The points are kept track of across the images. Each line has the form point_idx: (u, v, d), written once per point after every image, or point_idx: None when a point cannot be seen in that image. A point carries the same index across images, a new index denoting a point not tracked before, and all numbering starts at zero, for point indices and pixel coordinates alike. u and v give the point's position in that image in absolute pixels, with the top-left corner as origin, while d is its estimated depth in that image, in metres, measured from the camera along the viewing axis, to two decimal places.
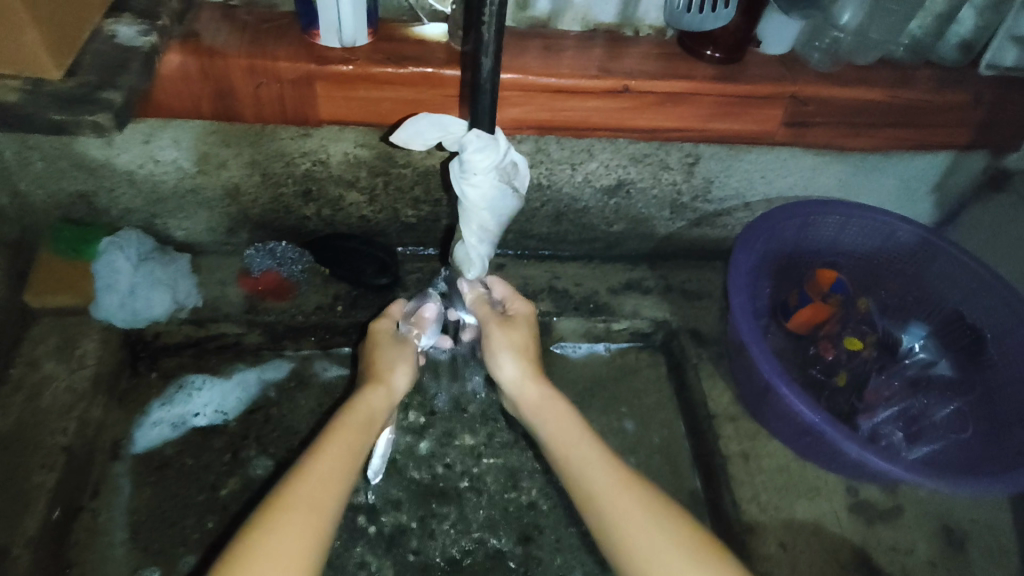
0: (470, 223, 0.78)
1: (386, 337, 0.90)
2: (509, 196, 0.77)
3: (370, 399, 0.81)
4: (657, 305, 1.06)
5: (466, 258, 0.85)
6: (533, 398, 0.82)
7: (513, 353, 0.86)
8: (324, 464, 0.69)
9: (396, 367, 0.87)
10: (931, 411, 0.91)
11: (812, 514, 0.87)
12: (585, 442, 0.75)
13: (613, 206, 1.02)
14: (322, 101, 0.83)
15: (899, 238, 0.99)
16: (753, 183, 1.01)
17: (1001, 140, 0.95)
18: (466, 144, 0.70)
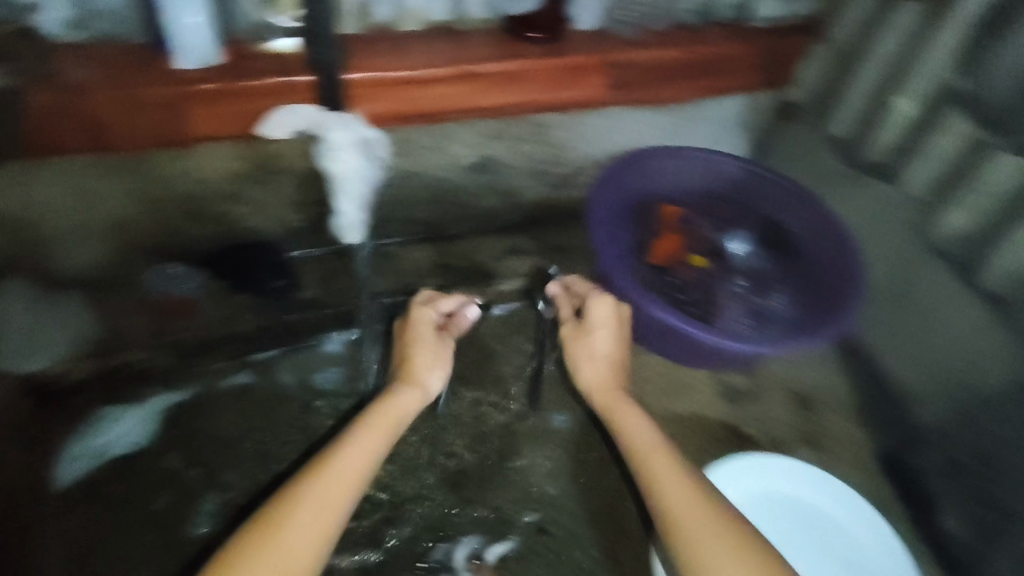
0: (344, 195, 0.98)
1: (422, 335, 0.95)
2: (375, 170, 1.00)
3: (401, 404, 0.88)
4: (537, 264, 1.20)
5: (343, 227, 1.07)
6: (608, 396, 0.91)
7: (603, 359, 0.94)
8: (348, 474, 0.78)
9: (432, 368, 0.94)
10: (758, 302, 1.10)
11: (688, 407, 1.03)
12: (629, 416, 0.89)
13: (482, 181, 1.14)
14: (192, 121, 0.91)
15: (723, 169, 1.17)
16: (597, 144, 1.16)
17: (781, 75, 1.17)
18: (330, 124, 0.90)
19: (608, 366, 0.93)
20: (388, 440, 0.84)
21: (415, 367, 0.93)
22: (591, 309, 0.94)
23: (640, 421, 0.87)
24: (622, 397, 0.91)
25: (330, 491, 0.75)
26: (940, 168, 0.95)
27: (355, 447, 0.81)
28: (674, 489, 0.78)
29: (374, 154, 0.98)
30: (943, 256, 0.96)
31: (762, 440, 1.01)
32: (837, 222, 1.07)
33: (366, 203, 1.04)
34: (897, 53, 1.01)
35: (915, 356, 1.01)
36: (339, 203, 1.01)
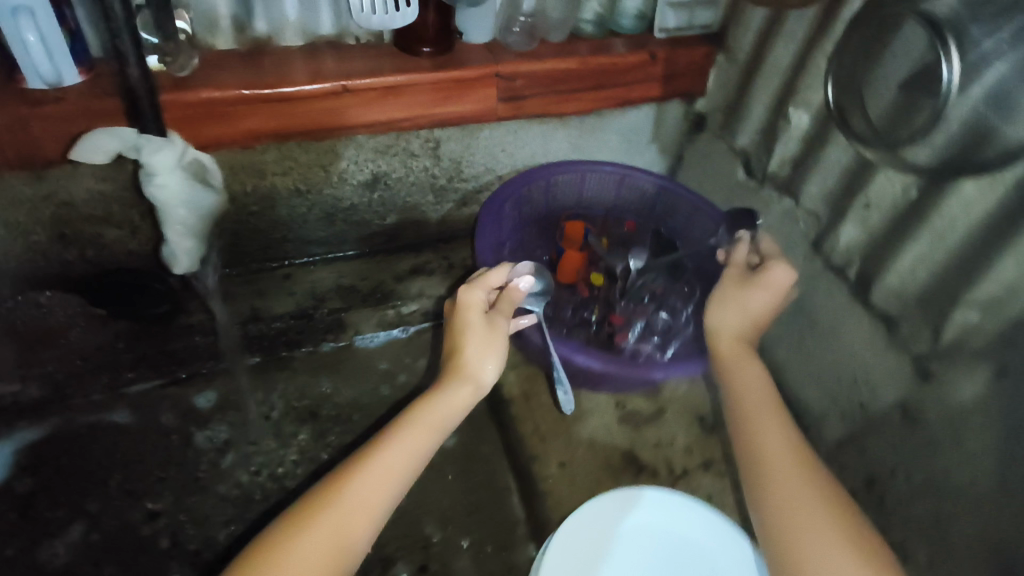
0: (170, 221, 0.95)
1: (473, 323, 0.86)
2: (208, 196, 0.95)
3: (453, 396, 0.81)
4: (442, 283, 1.16)
5: (170, 253, 1.00)
6: (733, 346, 0.85)
7: (758, 314, 0.86)
8: (392, 471, 0.73)
9: (485, 353, 0.85)
10: (654, 319, 1.06)
11: (586, 432, 0.99)
12: (746, 372, 0.83)
13: (377, 199, 1.10)
14: (49, 145, 0.85)
15: (631, 184, 1.15)
16: (497, 157, 1.13)
17: (686, 87, 1.14)
18: (142, 145, 0.86)
19: (748, 323, 0.86)
20: (438, 431, 0.79)
21: (464, 356, 0.84)
22: (767, 268, 0.87)
23: (755, 376, 0.82)
24: (749, 357, 0.84)
25: (370, 490, 0.71)
26: (833, 181, 0.92)
27: (401, 442, 0.76)
28: (775, 453, 0.74)
29: (206, 181, 0.94)
30: (838, 271, 0.93)
31: (661, 467, 0.97)
32: (722, 216, 1.05)
33: (199, 230, 0.99)
34: (791, 64, 0.98)
35: (816, 375, 0.98)
36: (166, 230, 0.96)
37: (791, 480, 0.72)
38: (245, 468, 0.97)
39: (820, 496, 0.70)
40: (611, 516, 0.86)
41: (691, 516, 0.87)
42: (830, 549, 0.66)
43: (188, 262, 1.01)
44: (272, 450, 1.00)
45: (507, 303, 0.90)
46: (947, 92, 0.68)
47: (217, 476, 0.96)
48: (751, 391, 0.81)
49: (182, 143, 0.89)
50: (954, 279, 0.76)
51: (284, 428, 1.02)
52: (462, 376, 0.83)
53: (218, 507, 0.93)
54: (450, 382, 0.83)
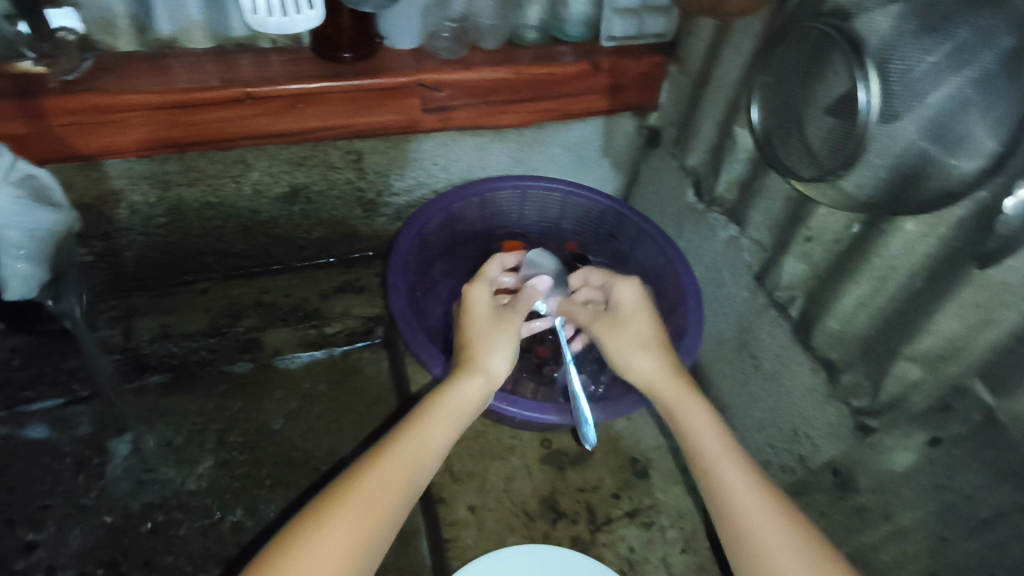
0: (2, 243, 0.81)
1: (479, 316, 0.76)
2: (52, 217, 0.84)
3: (466, 387, 0.71)
4: (369, 302, 1.08)
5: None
6: (668, 386, 0.74)
7: (646, 342, 0.77)
8: (405, 470, 0.64)
9: (491, 343, 0.74)
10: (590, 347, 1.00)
11: (503, 472, 0.91)
12: (690, 408, 0.72)
13: (298, 212, 1.04)
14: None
15: (573, 202, 1.06)
16: (428, 170, 1.06)
17: (639, 98, 1.06)
18: None
19: (649, 354, 0.76)
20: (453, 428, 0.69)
21: (477, 346, 0.73)
22: (618, 295, 0.82)
23: (695, 408, 0.72)
24: (690, 391, 0.73)
25: (381, 491, 0.61)
26: (778, 210, 0.84)
27: (415, 439, 0.66)
28: (735, 485, 0.66)
29: (47, 200, 0.84)
30: (780, 308, 0.84)
31: (581, 516, 0.87)
32: (667, 242, 0.97)
33: (42, 254, 0.86)
34: (739, 78, 0.89)
35: (758, 419, 0.89)
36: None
37: (747, 496, 0.65)
38: (136, 500, 0.91)
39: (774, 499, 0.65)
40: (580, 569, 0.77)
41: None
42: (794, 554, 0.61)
43: (26, 290, 0.86)
44: (168, 479, 0.93)
45: (523, 301, 0.80)
46: (865, 118, 0.61)
47: (106, 505, 0.90)
48: (699, 425, 0.70)
49: (7, 156, 0.79)
50: (893, 330, 0.69)
51: (185, 454, 0.95)
52: (474, 366, 0.72)
53: (102, 540, 0.87)
54: (462, 373, 0.71)
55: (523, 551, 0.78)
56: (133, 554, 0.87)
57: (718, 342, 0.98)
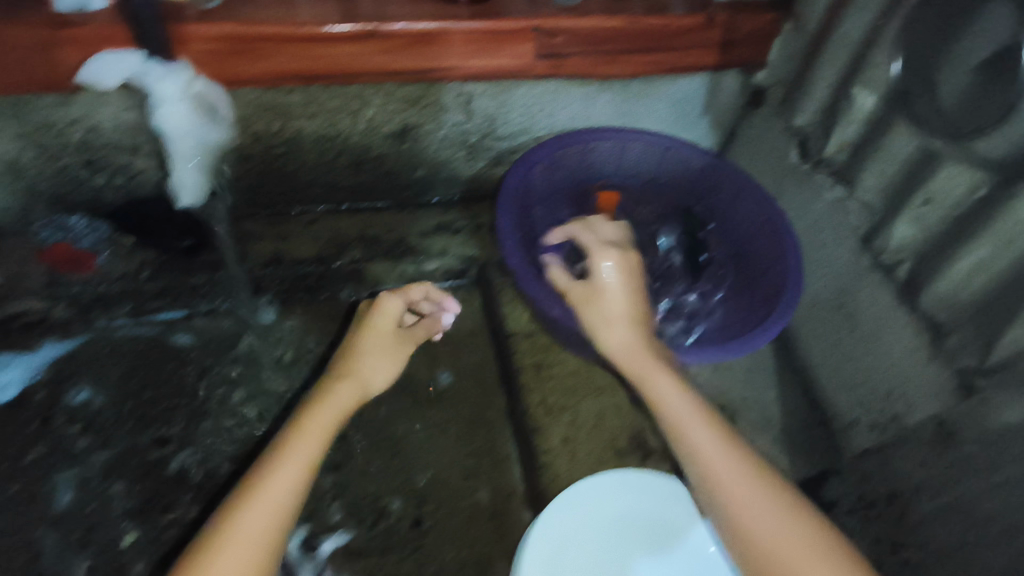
0: (176, 155, 0.93)
1: (373, 336, 0.88)
2: (214, 130, 0.94)
3: (340, 387, 0.81)
4: (465, 243, 1.13)
5: (177, 186, 0.98)
6: (643, 354, 0.76)
7: (622, 313, 0.78)
8: (300, 468, 0.71)
9: (371, 361, 0.87)
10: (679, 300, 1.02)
11: (595, 408, 0.96)
12: (658, 379, 0.74)
13: (406, 150, 1.07)
14: (58, 71, 0.83)
15: (673, 156, 1.08)
16: (534, 117, 1.09)
17: (747, 57, 1.05)
18: (150, 74, 0.84)
19: (628, 327, 0.77)
20: (336, 420, 0.78)
21: (353, 361, 0.86)
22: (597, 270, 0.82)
23: (666, 379, 0.74)
24: (657, 363, 0.75)
25: (270, 510, 0.66)
26: (892, 172, 0.84)
27: (305, 443, 0.73)
28: (720, 467, 0.68)
29: (213, 116, 0.92)
30: (885, 269, 0.86)
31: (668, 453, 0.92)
32: (769, 198, 0.97)
33: (204, 161, 0.97)
34: (862, 37, 0.89)
35: (848, 377, 0.92)
36: (173, 159, 0.94)
37: (731, 480, 0.67)
38: (253, 409, 0.98)
39: (736, 461, 0.68)
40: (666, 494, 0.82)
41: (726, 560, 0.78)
42: (798, 555, 0.62)
43: (193, 195, 0.99)
44: (281, 392, 1.00)
45: (426, 325, 0.96)
46: None
47: (226, 410, 0.98)
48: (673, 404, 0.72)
49: (190, 73, 0.86)
50: (1012, 293, 0.70)
51: (295, 371, 1.02)
52: (345, 376, 0.83)
53: (224, 439, 0.95)
54: (337, 381, 0.82)
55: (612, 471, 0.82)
56: (254, 453, 0.94)
57: (810, 302, 1.00)
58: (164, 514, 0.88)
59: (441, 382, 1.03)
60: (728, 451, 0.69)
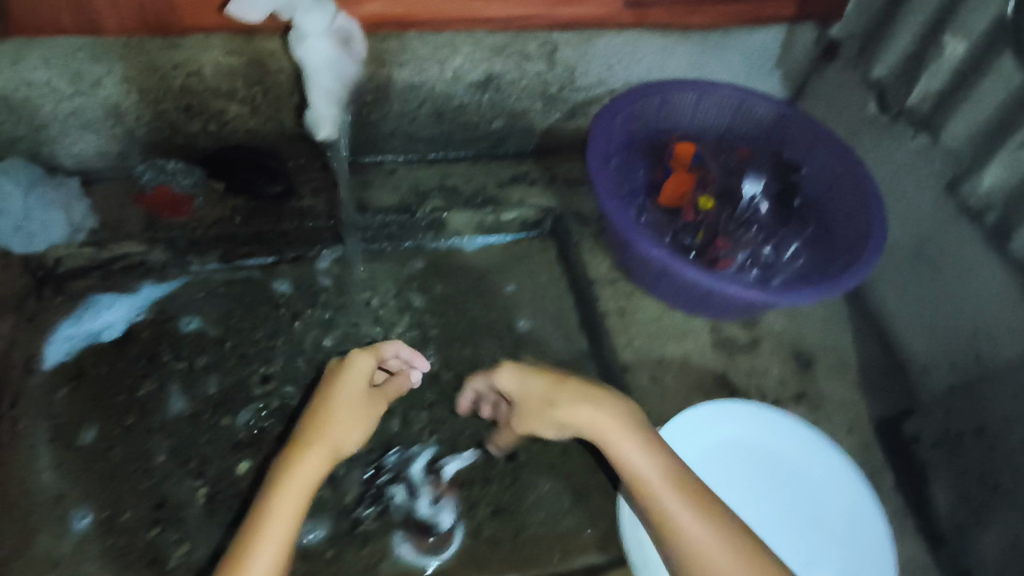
0: (315, 88, 0.90)
1: (344, 394, 0.75)
2: (350, 63, 0.92)
3: (311, 459, 0.69)
4: (542, 194, 1.15)
5: (315, 120, 0.95)
6: (600, 424, 0.70)
7: (553, 393, 0.72)
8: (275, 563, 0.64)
9: (343, 420, 0.73)
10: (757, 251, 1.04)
11: (680, 350, 0.99)
12: (622, 450, 0.70)
13: (487, 100, 1.09)
14: (165, 13, 0.86)
15: (749, 110, 1.10)
16: (613, 69, 1.09)
17: (825, 10, 1.07)
18: (297, 5, 0.81)
19: (566, 400, 0.71)
20: (307, 498, 0.67)
21: (329, 424, 0.71)
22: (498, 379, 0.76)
23: (637, 452, 0.70)
24: (615, 428, 0.70)
25: None
26: (984, 119, 0.86)
27: (274, 530, 0.65)
28: (702, 542, 0.65)
29: (350, 49, 0.90)
30: (972, 214, 0.88)
31: (751, 392, 0.97)
32: (849, 150, 1.00)
33: (341, 97, 0.94)
34: None
35: (929, 322, 0.95)
36: (312, 97, 0.91)
37: (712, 557, 0.65)
38: (346, 350, 1.02)
39: (711, 524, 0.66)
40: (748, 419, 0.80)
41: (826, 474, 0.78)
42: None
43: (331, 131, 0.96)
44: (371, 335, 1.04)
45: (398, 383, 0.85)
46: None
47: (321, 351, 1.01)
48: (638, 468, 0.69)
49: (330, 4, 0.84)
50: None
51: (383, 315, 1.06)
52: (317, 441, 0.70)
53: (322, 378, 0.98)
54: (307, 449, 0.69)
55: (699, 409, 0.80)
56: None
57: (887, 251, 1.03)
58: (274, 445, 0.92)
59: (523, 328, 1.07)
60: (708, 525, 0.66)
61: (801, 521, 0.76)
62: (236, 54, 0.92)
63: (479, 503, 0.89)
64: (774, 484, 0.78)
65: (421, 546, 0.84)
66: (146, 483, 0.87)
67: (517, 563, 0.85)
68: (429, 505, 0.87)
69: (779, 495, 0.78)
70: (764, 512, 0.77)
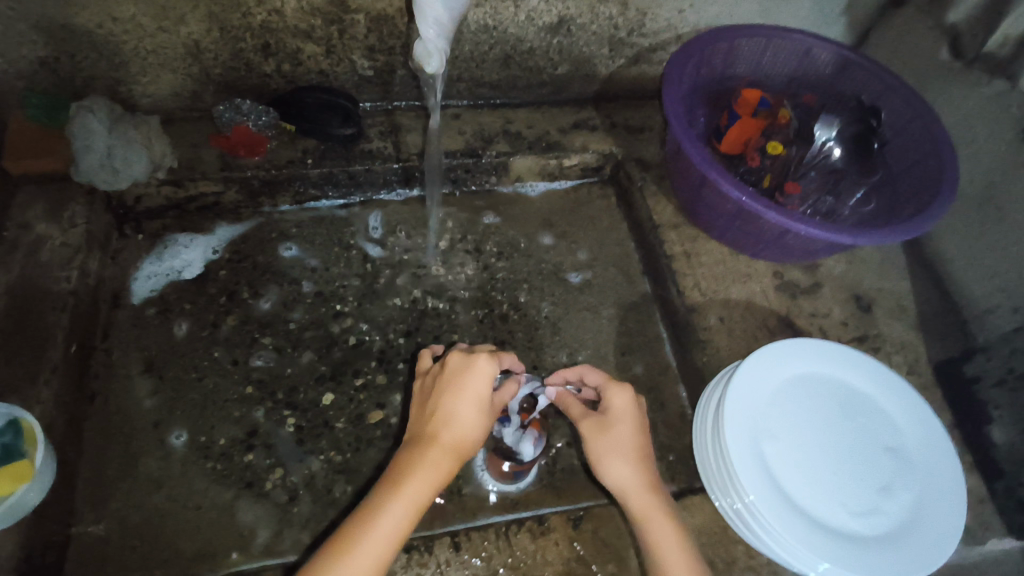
0: (425, 15, 0.81)
1: (469, 394, 0.67)
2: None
3: (437, 461, 0.64)
4: (604, 140, 1.16)
5: (422, 54, 0.84)
6: (645, 499, 0.70)
7: (614, 459, 0.71)
8: (378, 560, 0.60)
9: (467, 421, 0.66)
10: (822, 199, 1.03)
11: (744, 293, 1.02)
12: (659, 524, 0.69)
13: (556, 44, 1.09)
14: None
15: (815, 56, 1.10)
16: (682, 13, 1.09)
17: None
18: None
19: (629, 463, 0.71)
20: (424, 502, 0.63)
21: (456, 426, 0.66)
22: (608, 395, 0.73)
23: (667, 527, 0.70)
24: (659, 502, 0.70)
25: None
26: None
27: (387, 522, 0.61)
28: None
29: None
30: None
31: (814, 334, 0.99)
32: (921, 96, 1.01)
33: (449, 30, 0.84)
34: None
35: (991, 267, 0.97)
36: (421, 27, 0.82)
37: None
38: (417, 289, 1.05)
39: None
40: (812, 357, 0.85)
41: (889, 402, 0.84)
42: None
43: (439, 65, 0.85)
44: (440, 276, 1.06)
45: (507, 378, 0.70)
46: None
47: (393, 290, 1.04)
48: (664, 541, 0.69)
49: None
50: None
51: (451, 257, 1.08)
52: (443, 441, 0.65)
53: (398, 316, 1.01)
54: (435, 452, 0.65)
55: (784, 342, 0.85)
56: (426, 328, 1.01)
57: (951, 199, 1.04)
58: (356, 379, 0.95)
59: (586, 272, 1.10)
60: None
61: (875, 448, 0.80)
62: None
63: (554, 435, 0.93)
64: (849, 415, 0.82)
65: (501, 476, 0.86)
66: (237, 413, 0.91)
67: (591, 491, 0.89)
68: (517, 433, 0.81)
69: (857, 425, 0.82)
70: (845, 441, 0.81)
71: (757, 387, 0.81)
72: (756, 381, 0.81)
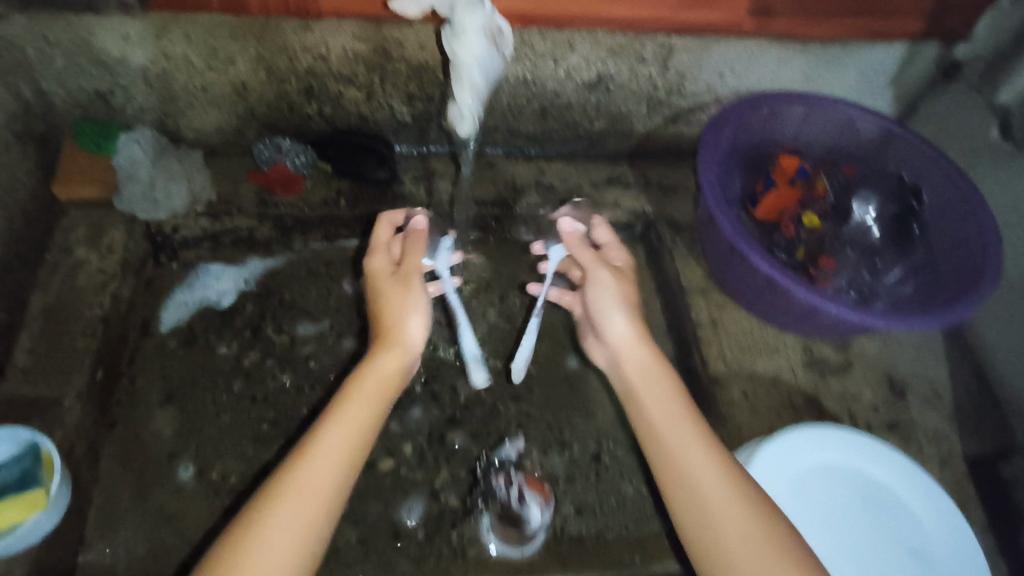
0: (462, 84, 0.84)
1: (387, 288, 0.75)
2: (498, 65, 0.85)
3: (384, 361, 0.71)
4: (636, 198, 1.15)
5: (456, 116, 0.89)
6: (639, 367, 0.74)
7: (616, 304, 0.77)
8: (342, 445, 0.64)
9: (404, 313, 0.73)
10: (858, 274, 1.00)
11: (771, 368, 0.99)
12: (655, 398, 0.71)
13: (594, 101, 1.09)
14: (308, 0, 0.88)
15: (859, 128, 1.08)
16: (722, 77, 1.09)
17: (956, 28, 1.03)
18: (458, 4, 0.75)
19: (627, 314, 0.77)
20: (380, 401, 0.69)
21: (394, 322, 0.73)
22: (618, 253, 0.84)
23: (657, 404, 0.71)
24: (659, 368, 0.73)
25: (314, 479, 0.62)
26: None
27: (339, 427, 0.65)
28: (721, 500, 0.64)
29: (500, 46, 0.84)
30: None
31: (842, 416, 0.95)
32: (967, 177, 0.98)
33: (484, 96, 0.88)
34: None
35: None
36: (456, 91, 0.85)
37: (732, 513, 0.63)
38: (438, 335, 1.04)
39: (727, 470, 0.66)
40: (840, 447, 0.82)
41: (919, 504, 0.79)
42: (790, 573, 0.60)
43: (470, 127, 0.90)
44: None
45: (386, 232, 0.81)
46: None
47: None
48: (666, 417, 0.70)
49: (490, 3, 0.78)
50: None
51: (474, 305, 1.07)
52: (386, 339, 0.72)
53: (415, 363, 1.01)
54: (380, 349, 0.72)
55: (809, 426, 0.82)
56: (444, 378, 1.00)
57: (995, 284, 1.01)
58: None
59: None
60: (723, 474, 0.65)
61: (898, 550, 0.76)
62: (362, 41, 0.94)
63: (564, 501, 0.91)
64: (872, 510, 0.79)
65: (511, 538, 0.84)
66: (250, 450, 0.91)
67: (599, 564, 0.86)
68: (445, 257, 0.95)
69: (881, 523, 0.78)
70: (866, 539, 0.77)
71: (777, 472, 0.78)
72: (775, 467, 0.79)
